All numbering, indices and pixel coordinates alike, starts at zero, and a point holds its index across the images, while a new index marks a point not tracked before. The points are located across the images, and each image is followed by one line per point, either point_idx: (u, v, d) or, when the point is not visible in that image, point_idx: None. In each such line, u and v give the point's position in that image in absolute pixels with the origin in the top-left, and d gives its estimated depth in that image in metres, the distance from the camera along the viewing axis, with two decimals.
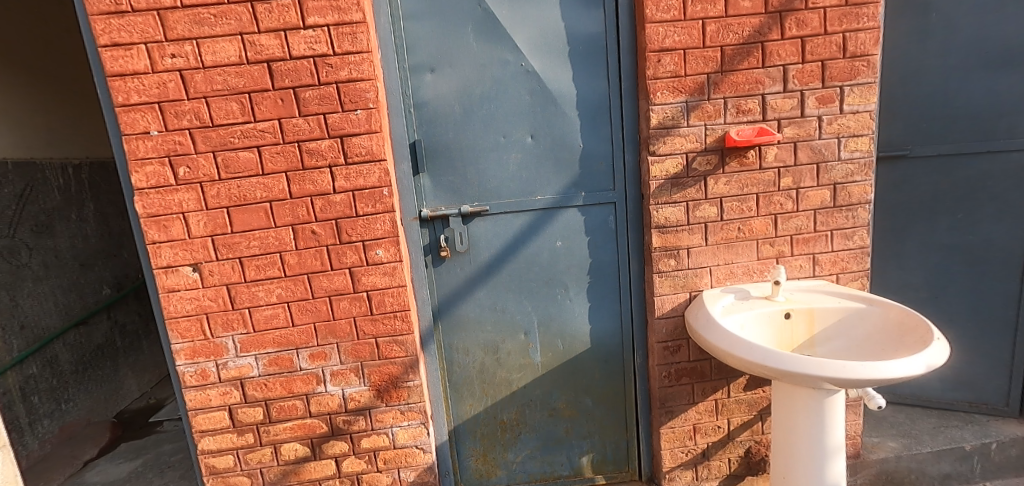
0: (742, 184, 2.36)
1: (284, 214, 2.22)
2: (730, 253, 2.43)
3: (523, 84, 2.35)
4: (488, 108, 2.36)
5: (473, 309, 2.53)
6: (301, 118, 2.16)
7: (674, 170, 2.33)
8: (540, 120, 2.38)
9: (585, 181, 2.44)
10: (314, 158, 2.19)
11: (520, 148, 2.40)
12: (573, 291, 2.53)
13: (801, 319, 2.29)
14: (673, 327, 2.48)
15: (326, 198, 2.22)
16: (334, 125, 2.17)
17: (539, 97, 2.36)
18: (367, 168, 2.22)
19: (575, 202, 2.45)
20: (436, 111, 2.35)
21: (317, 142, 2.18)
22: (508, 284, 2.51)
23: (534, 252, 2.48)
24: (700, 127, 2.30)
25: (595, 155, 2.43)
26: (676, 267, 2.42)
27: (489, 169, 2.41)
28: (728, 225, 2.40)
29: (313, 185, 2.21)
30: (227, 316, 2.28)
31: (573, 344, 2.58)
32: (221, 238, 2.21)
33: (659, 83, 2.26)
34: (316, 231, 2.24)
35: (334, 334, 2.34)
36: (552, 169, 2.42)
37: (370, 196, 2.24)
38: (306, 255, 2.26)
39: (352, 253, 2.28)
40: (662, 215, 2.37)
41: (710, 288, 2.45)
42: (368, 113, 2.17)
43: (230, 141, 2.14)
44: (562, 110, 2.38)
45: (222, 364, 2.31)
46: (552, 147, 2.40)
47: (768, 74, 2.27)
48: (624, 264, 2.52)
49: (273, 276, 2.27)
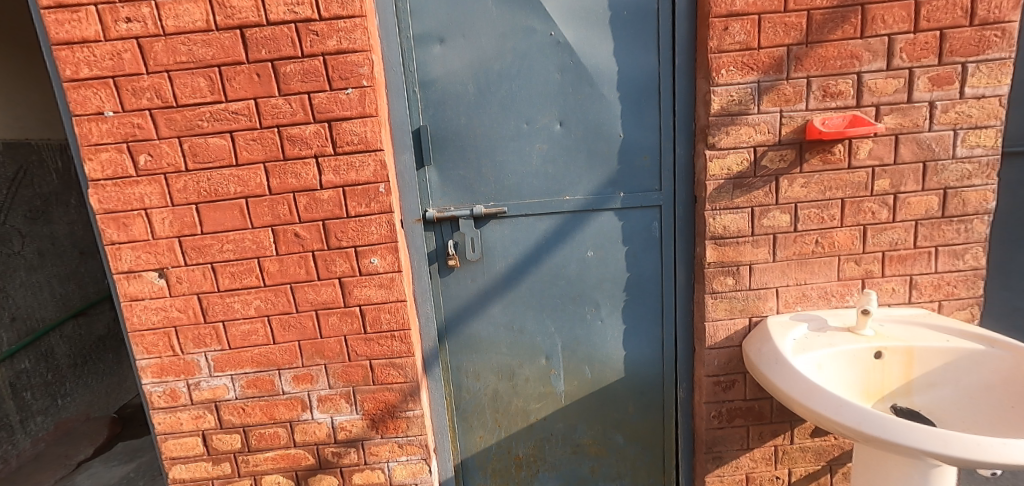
0: (824, 186, 1.89)
1: (262, 213, 1.86)
2: (802, 272, 1.96)
3: (551, 60, 1.91)
4: (509, 89, 1.94)
5: (486, 328, 2.14)
6: (281, 98, 1.78)
7: (738, 168, 1.87)
8: (571, 104, 1.94)
9: (625, 179, 2.00)
10: (297, 147, 1.82)
11: (546, 137, 1.97)
12: (605, 311, 2.11)
13: (895, 360, 1.82)
14: (727, 359, 2.04)
15: (312, 195, 1.86)
16: (321, 107, 1.79)
17: (571, 76, 1.92)
18: (361, 160, 1.84)
19: (612, 204, 2.01)
20: (445, 92, 1.95)
21: (300, 127, 1.80)
22: (528, 301, 2.11)
23: (560, 263, 2.08)
24: (774, 114, 1.83)
25: (638, 148, 1.97)
26: (734, 287, 1.97)
27: (508, 163, 1.99)
28: (803, 237, 1.93)
29: (296, 180, 1.84)
30: (199, 331, 1.95)
31: (603, 372, 2.17)
32: (189, 240, 1.87)
33: (724, 58, 1.79)
34: (301, 233, 1.88)
35: (322, 354, 2.00)
36: (584, 164, 1.99)
37: (364, 193, 1.86)
38: (289, 262, 1.91)
39: (342, 261, 1.91)
40: (720, 224, 1.92)
41: (776, 314, 1.99)
42: (362, 92, 1.78)
43: (197, 124, 1.78)
44: (599, 91, 1.93)
45: (194, 384, 2.00)
46: (584, 137, 1.97)
47: (867, 46, 1.78)
48: (668, 279, 2.07)
49: (250, 285, 1.92)
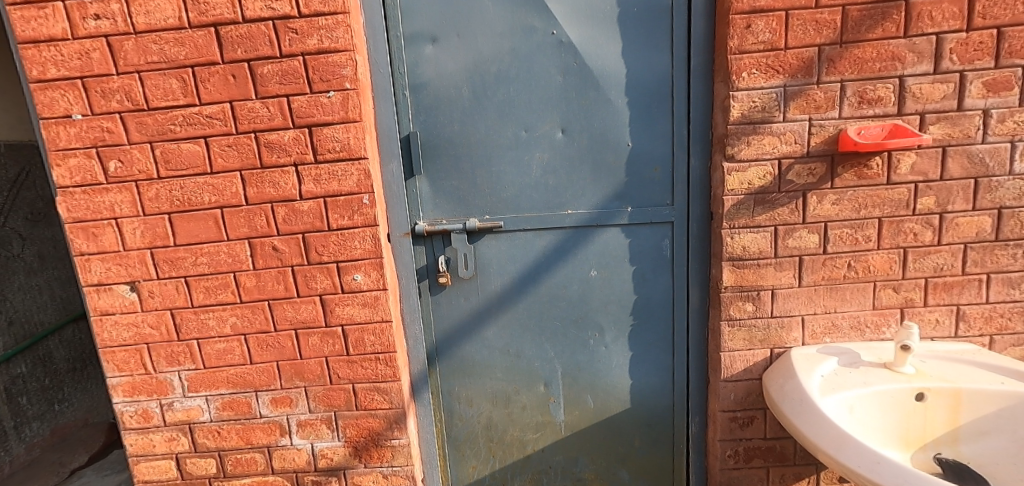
0: (859, 204, 1.68)
1: (238, 225, 1.73)
2: (831, 299, 1.76)
3: (553, 61, 1.74)
4: (506, 94, 1.77)
5: (480, 351, 1.98)
6: (258, 101, 1.65)
7: (760, 183, 1.68)
8: (574, 110, 1.77)
9: (634, 192, 1.81)
10: (275, 154, 1.68)
11: (547, 145, 1.80)
12: (610, 337, 1.93)
13: (939, 403, 1.60)
14: (745, 394, 1.83)
15: (291, 206, 1.72)
16: (300, 111, 1.65)
17: (575, 78, 1.75)
18: (343, 168, 1.69)
19: (619, 220, 1.83)
20: (437, 95, 1.79)
21: (278, 132, 1.67)
22: (526, 323, 1.94)
23: (560, 283, 1.90)
24: (802, 122, 1.63)
25: (648, 158, 1.78)
26: (754, 314, 1.77)
27: (504, 174, 1.83)
28: (833, 260, 1.72)
29: (275, 189, 1.71)
30: (172, 348, 1.83)
31: (607, 403, 1.98)
32: (162, 252, 1.75)
33: (746, 60, 1.59)
34: (279, 247, 1.75)
35: (302, 376, 1.86)
36: (588, 175, 1.81)
37: (347, 205, 1.72)
38: (266, 277, 1.77)
39: (323, 277, 1.77)
40: (739, 244, 1.72)
41: (801, 346, 1.79)
42: (345, 95, 1.64)
43: (170, 129, 1.66)
44: (605, 96, 1.75)
45: (168, 404, 1.88)
46: (589, 146, 1.79)
47: (911, 47, 1.57)
48: (680, 304, 1.88)
49: (225, 301, 1.79)
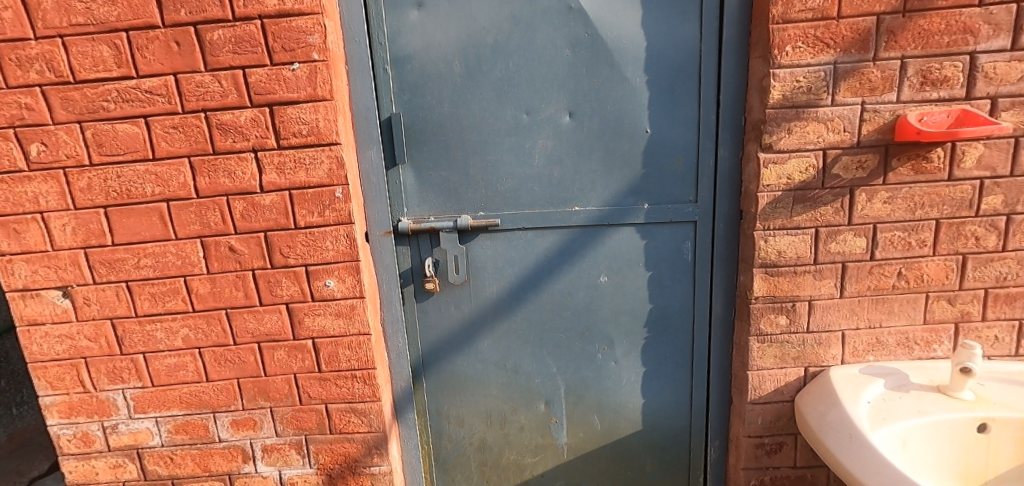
0: (915, 203, 1.44)
1: (187, 221, 1.47)
2: (876, 311, 1.53)
3: (560, 32, 1.47)
4: (504, 71, 1.51)
5: (472, 365, 1.74)
6: (207, 73, 1.38)
7: (801, 177, 1.43)
8: (584, 90, 1.51)
9: (652, 187, 1.56)
10: (230, 137, 1.41)
11: (552, 131, 1.54)
12: (620, 351, 1.69)
13: (1004, 435, 1.38)
14: (774, 418, 1.61)
15: (250, 199, 1.45)
16: (259, 87, 1.38)
17: (586, 52, 1.48)
18: (311, 156, 1.43)
19: (634, 218, 1.58)
20: (423, 71, 1.52)
21: (232, 112, 1.40)
22: (525, 335, 1.70)
23: (565, 290, 1.66)
24: (853, 107, 1.38)
25: (669, 147, 1.53)
26: (787, 329, 1.54)
27: (502, 164, 1.57)
28: (881, 268, 1.49)
29: (230, 179, 1.44)
30: (114, 364, 1.58)
31: (616, 424, 1.76)
32: (98, 253, 1.49)
33: (791, 30, 1.33)
34: (236, 248, 1.49)
35: (267, 395, 1.61)
36: (599, 166, 1.56)
37: (316, 199, 1.46)
38: (222, 282, 1.51)
39: (289, 283, 1.52)
40: (774, 248, 1.48)
41: (840, 365, 1.56)
42: (312, 68, 1.37)
43: (102, 106, 1.39)
44: (621, 74, 1.49)
45: (111, 427, 1.63)
46: (601, 132, 1.53)
47: (986, 17, 1.32)
48: (702, 314, 1.65)
49: (175, 310, 1.53)
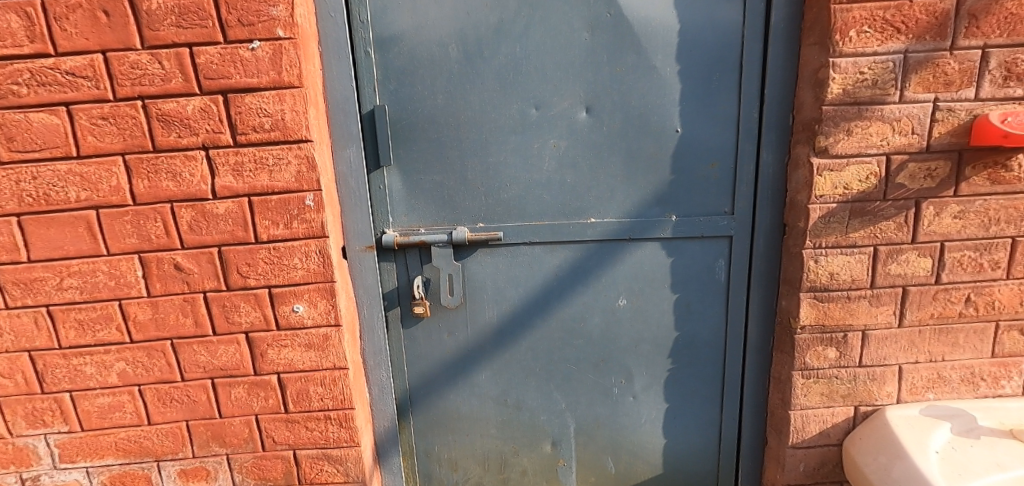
0: (989, 219, 1.23)
1: (121, 233, 1.20)
2: (939, 343, 1.32)
3: (577, 11, 1.24)
4: (509, 57, 1.27)
5: (467, 401, 1.50)
6: (144, 52, 1.11)
7: (860, 187, 1.21)
8: (605, 81, 1.27)
9: (681, 196, 1.34)
10: (174, 131, 1.15)
11: (565, 129, 1.31)
12: (640, 385, 1.46)
13: None
14: (818, 464, 1.39)
15: (200, 208, 1.19)
16: (210, 69, 1.12)
17: (607, 36, 1.24)
18: (276, 155, 1.17)
19: (659, 232, 1.36)
20: (413, 55, 1.28)
21: (176, 100, 1.14)
22: (530, 366, 1.47)
23: (577, 315, 1.43)
24: (924, 104, 1.17)
25: (703, 150, 1.31)
26: (837, 363, 1.33)
27: (506, 167, 1.33)
28: (947, 293, 1.28)
29: (175, 183, 1.18)
30: (33, 405, 1.30)
31: (633, 468, 1.53)
32: (9, 271, 1.21)
33: (856, 12, 1.11)
34: (183, 266, 1.22)
35: (222, 441, 1.35)
36: (620, 171, 1.33)
37: (281, 208, 1.20)
38: (166, 307, 1.25)
39: (248, 308, 1.26)
40: (825, 270, 1.26)
41: (896, 404, 1.35)
42: (275, 47, 1.12)
43: (12, 90, 1.12)
44: (649, 62, 1.25)
45: (32, 479, 1.35)
46: (623, 131, 1.30)
47: None
48: (735, 343, 1.42)
49: (108, 340, 1.26)
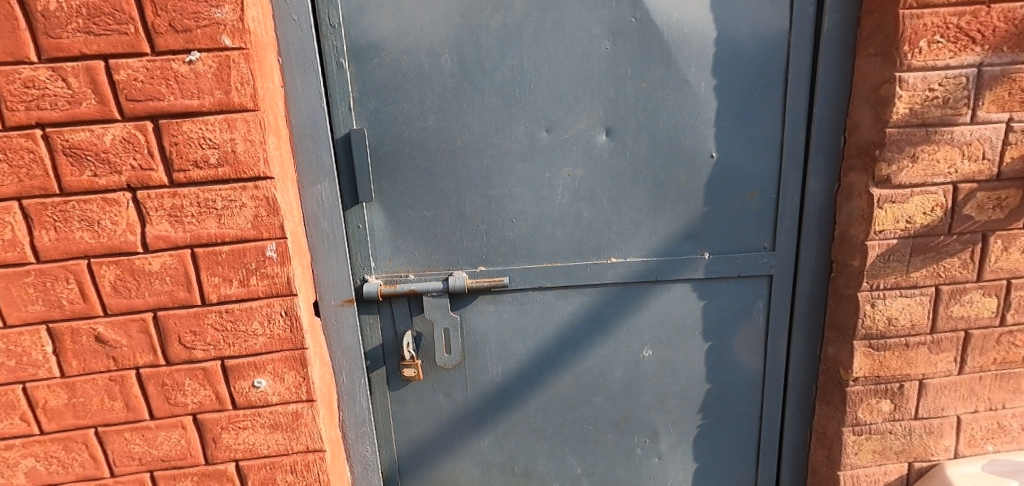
0: None
1: (21, 300, 0.92)
2: (999, 390, 1.17)
3: (595, 14, 1.03)
4: (515, 69, 1.05)
5: (468, 471, 1.27)
6: (42, 65, 0.84)
7: (923, 221, 1.05)
8: (628, 98, 1.07)
9: (715, 230, 1.15)
10: (86, 168, 0.88)
11: (582, 155, 1.10)
12: (666, 444, 1.28)
13: None
14: None
15: (126, 265, 0.93)
16: (133, 89, 0.86)
17: (632, 45, 1.05)
18: (225, 196, 0.92)
19: (690, 272, 1.17)
20: (397, 67, 1.04)
21: (89, 128, 0.87)
22: (540, 429, 1.26)
23: (595, 368, 1.23)
24: (998, 125, 1.01)
25: (740, 178, 1.12)
26: (890, 417, 1.17)
27: (511, 201, 1.12)
28: (1012, 336, 1.13)
29: (91, 234, 0.91)
30: None
31: None
32: None
33: (927, 19, 0.94)
34: (107, 338, 0.96)
35: None
36: (646, 203, 1.13)
37: (234, 261, 0.95)
38: (87, 390, 0.98)
39: (195, 385, 1.00)
40: (882, 315, 1.10)
41: (953, 459, 1.20)
42: (221, 60, 0.87)
43: None
44: (679, 76, 1.07)
45: None
46: (649, 157, 1.11)
47: None
48: (772, 393, 1.25)
49: (9, 434, 0.98)
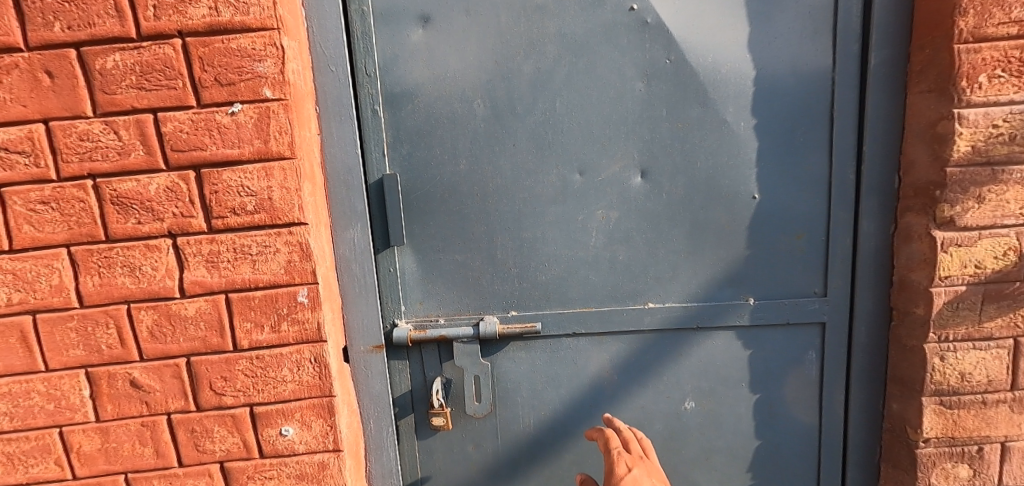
0: None
1: (63, 343, 0.94)
2: None
3: (628, 57, 1.02)
4: (547, 113, 1.05)
5: None
6: (97, 119, 0.88)
7: (995, 266, 0.96)
8: (663, 139, 1.05)
9: (760, 275, 1.09)
10: (131, 216, 0.91)
11: (616, 197, 1.07)
12: None
13: None
14: None
15: (163, 310, 0.94)
16: (178, 139, 0.89)
17: (666, 86, 1.03)
18: (260, 242, 0.93)
19: (734, 319, 1.10)
20: (430, 113, 1.05)
21: (136, 177, 0.90)
22: None
23: (633, 420, 1.16)
24: None
25: (785, 220, 1.07)
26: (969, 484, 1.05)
27: (544, 244, 1.09)
28: None
29: (132, 280, 0.93)
30: None
31: None
32: None
33: (985, 53, 0.89)
34: (142, 382, 0.96)
35: None
36: (685, 246, 1.08)
37: (267, 307, 0.95)
38: (120, 435, 0.98)
39: (224, 432, 0.99)
40: (953, 368, 1.00)
41: None
42: (261, 110, 0.90)
43: None
44: (716, 116, 1.04)
45: None
46: (687, 199, 1.07)
47: None
48: (830, 452, 1.15)
49: (44, 478, 0.99)
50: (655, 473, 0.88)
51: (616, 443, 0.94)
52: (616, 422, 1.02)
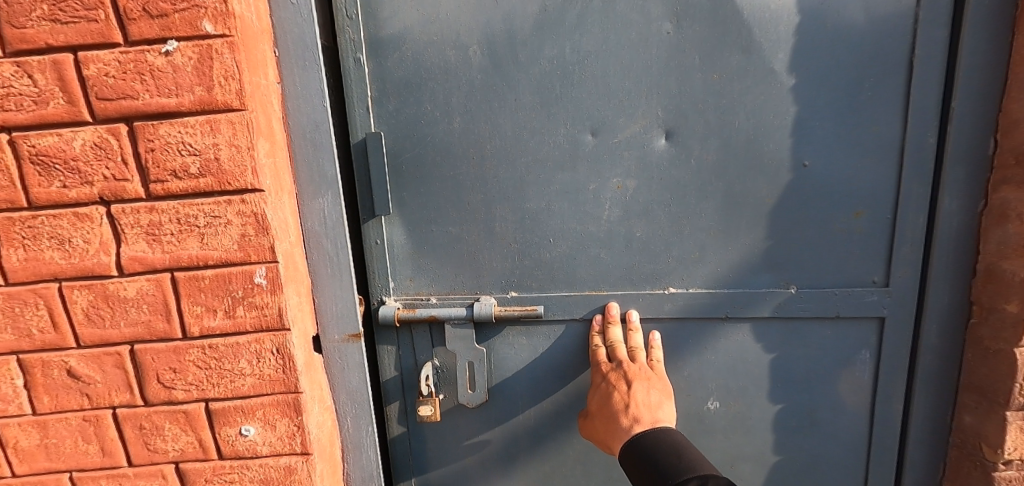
0: None
1: None
2: None
3: None
4: (554, 60, 0.86)
5: None
6: (7, 59, 0.73)
7: None
8: (695, 93, 0.86)
9: (807, 259, 0.90)
10: (55, 177, 0.77)
11: (634, 162, 0.89)
12: None
13: None
14: None
15: (99, 289, 0.80)
16: (104, 85, 0.74)
17: (700, 26, 0.83)
18: (207, 212, 0.78)
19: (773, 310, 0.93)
20: (415, 60, 0.88)
21: (58, 131, 0.75)
22: None
23: None
24: None
25: (844, 193, 0.88)
26: None
27: (548, 218, 0.92)
28: None
29: (59, 254, 0.79)
30: None
31: None
32: None
33: None
34: (80, 372, 0.84)
35: None
36: (717, 222, 0.90)
37: (219, 287, 0.81)
38: (60, 430, 0.86)
39: (177, 430, 0.86)
40: None
41: None
42: (201, 49, 0.73)
43: None
44: (763, 64, 0.84)
45: None
46: (722, 165, 0.88)
47: None
48: (883, 468, 0.98)
49: None
50: (629, 370, 0.88)
51: (596, 351, 0.92)
52: (610, 327, 0.92)
